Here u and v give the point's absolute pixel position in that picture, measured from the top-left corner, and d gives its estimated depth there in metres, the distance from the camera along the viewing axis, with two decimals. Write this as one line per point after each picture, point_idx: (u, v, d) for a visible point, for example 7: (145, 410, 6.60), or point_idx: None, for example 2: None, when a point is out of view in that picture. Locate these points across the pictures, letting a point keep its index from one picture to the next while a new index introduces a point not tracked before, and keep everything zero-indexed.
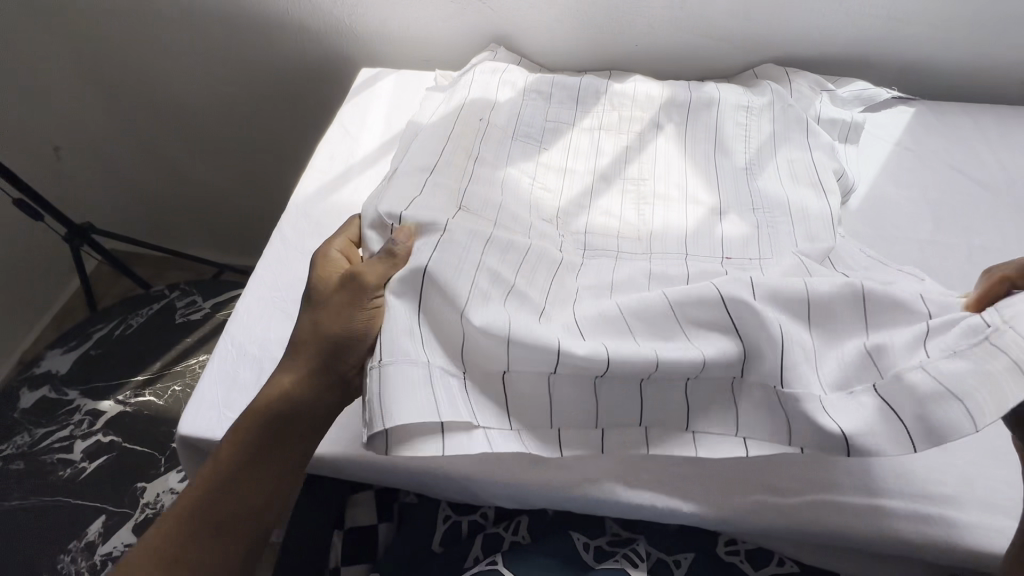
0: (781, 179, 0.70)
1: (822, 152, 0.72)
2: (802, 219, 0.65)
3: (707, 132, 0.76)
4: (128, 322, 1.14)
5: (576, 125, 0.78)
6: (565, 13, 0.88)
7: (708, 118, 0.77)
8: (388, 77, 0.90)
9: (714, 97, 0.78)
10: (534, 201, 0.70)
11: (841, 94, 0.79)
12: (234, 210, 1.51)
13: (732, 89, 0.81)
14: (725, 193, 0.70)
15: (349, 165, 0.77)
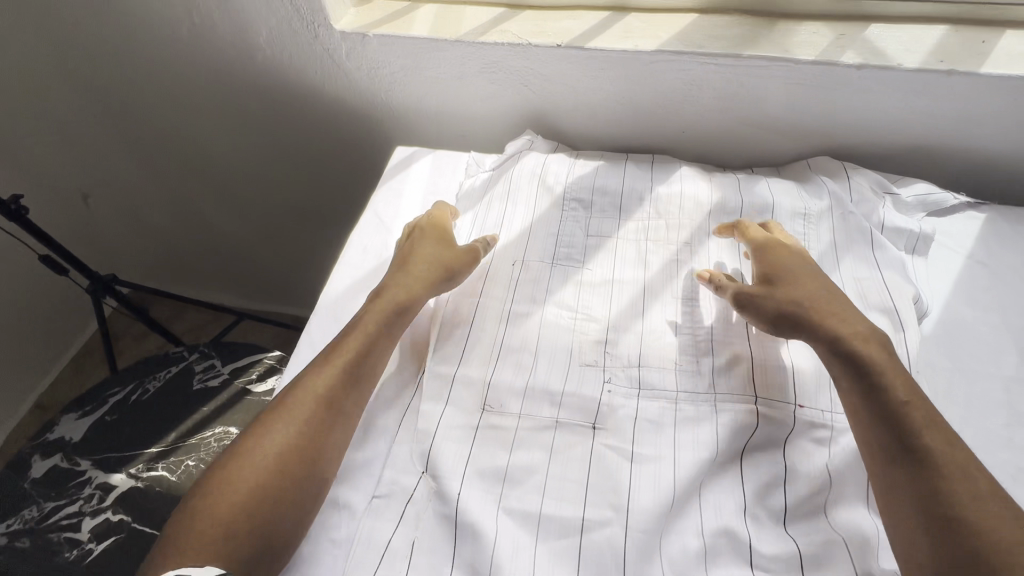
0: (844, 300, 0.65)
1: (890, 270, 0.67)
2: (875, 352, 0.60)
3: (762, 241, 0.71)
4: (145, 386, 1.11)
5: (618, 235, 0.74)
6: (610, 97, 0.84)
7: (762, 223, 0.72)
8: (423, 157, 0.88)
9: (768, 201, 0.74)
10: (581, 319, 0.66)
11: (905, 198, 0.74)
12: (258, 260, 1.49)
13: (786, 189, 0.77)
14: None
15: (381, 260, 0.74)
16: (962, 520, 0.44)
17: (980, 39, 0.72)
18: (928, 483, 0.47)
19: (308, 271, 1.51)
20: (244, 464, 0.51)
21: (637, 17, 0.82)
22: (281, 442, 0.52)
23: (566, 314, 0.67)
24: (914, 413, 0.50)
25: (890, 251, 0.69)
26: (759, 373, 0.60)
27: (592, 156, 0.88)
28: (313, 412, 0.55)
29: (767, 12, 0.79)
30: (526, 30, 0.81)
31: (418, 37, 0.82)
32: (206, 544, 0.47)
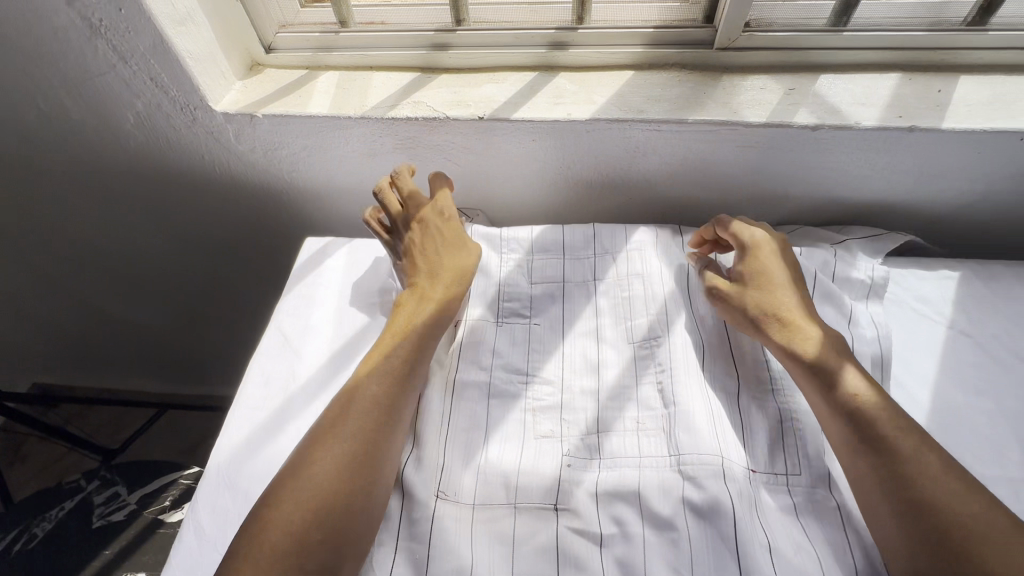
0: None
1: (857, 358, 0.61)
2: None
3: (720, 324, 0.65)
4: (32, 531, 0.93)
5: (566, 341, 0.66)
6: (546, 168, 0.75)
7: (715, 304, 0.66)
8: (339, 248, 0.76)
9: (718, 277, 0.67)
10: (533, 456, 0.57)
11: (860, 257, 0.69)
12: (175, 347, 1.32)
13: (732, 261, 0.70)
14: (749, 424, 0.58)
15: (288, 394, 0.62)
16: (902, 465, 0.50)
17: (935, 88, 0.66)
18: (873, 429, 0.52)
19: (236, 354, 1.35)
20: (328, 441, 0.53)
21: (568, 78, 0.73)
22: (356, 414, 0.55)
23: (513, 451, 0.58)
24: (841, 376, 0.55)
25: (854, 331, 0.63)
26: (743, 512, 0.51)
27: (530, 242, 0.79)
28: (380, 382, 0.57)
29: (708, 66, 0.72)
30: (443, 101, 0.71)
31: (317, 116, 0.71)
32: (298, 515, 0.49)
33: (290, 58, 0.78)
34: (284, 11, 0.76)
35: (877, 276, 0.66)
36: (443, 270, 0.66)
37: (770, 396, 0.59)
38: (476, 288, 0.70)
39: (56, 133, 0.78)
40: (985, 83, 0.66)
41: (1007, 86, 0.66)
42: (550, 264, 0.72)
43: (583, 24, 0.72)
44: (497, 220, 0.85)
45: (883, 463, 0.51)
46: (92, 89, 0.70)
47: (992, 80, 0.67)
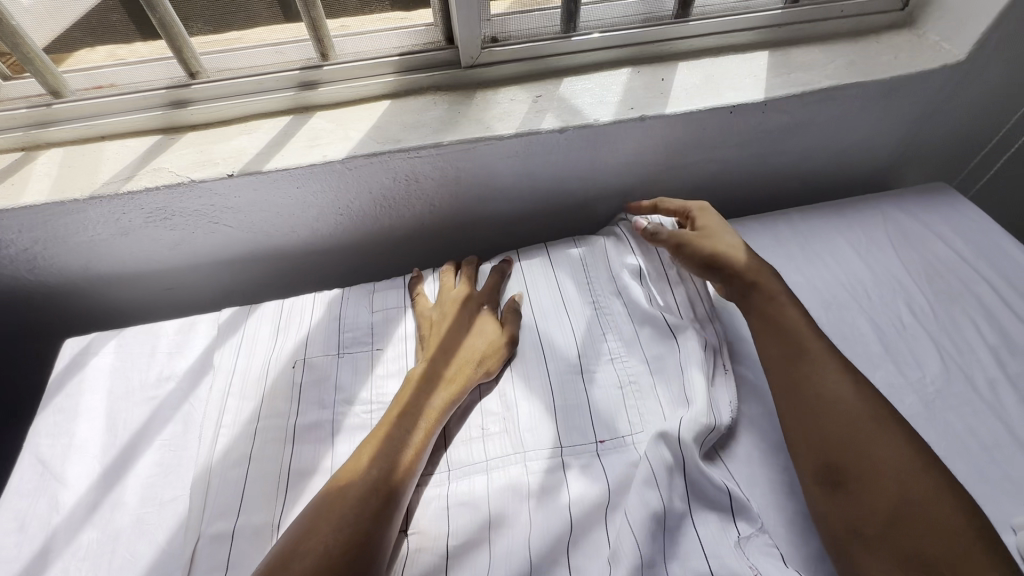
0: (614, 366, 0.63)
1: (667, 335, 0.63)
2: (660, 414, 0.57)
3: (554, 305, 0.69)
4: None
5: (379, 370, 0.64)
6: (325, 211, 0.72)
7: (549, 294, 0.70)
8: (105, 343, 0.67)
9: (548, 275, 0.73)
10: None
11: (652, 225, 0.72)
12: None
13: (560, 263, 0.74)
14: (594, 397, 0.60)
15: (50, 531, 0.53)
16: (814, 378, 0.53)
17: (659, 77, 0.73)
18: (796, 343, 0.56)
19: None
20: (330, 514, 0.48)
21: (324, 117, 0.70)
22: (353, 504, 0.49)
23: None
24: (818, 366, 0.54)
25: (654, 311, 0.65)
26: (548, 492, 0.53)
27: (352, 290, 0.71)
28: (389, 458, 0.52)
29: (463, 84, 0.73)
30: (187, 162, 0.65)
31: (35, 205, 0.62)
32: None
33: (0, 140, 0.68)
34: None
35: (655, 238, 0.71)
36: (443, 341, 0.64)
37: (604, 365, 0.63)
38: (281, 341, 0.66)
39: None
40: (698, 66, 0.74)
41: (716, 67, 0.74)
42: (357, 302, 0.70)
43: (328, 60, 0.70)
44: (297, 271, 0.81)
45: (799, 376, 0.54)
46: None
47: (704, 62, 0.75)
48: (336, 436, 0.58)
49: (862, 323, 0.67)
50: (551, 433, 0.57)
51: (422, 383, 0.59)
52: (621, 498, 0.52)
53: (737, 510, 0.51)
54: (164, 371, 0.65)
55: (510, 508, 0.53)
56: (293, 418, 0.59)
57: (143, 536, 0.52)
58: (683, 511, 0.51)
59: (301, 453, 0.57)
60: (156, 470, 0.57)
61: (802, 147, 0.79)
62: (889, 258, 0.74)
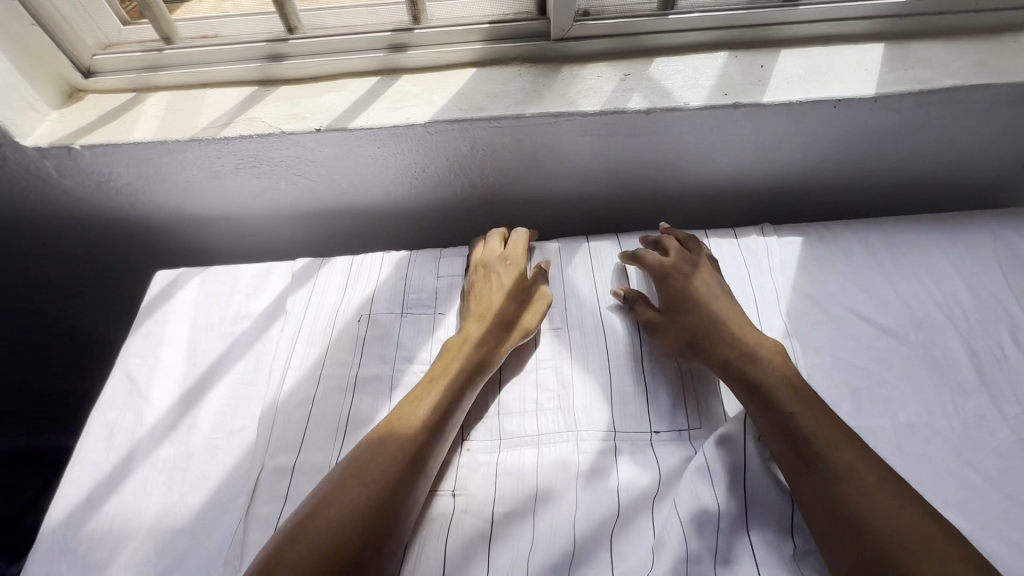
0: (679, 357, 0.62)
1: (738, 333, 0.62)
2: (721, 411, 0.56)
3: (621, 289, 0.68)
4: None
5: (440, 332, 0.65)
6: (402, 173, 0.73)
7: (619, 278, 0.69)
8: (191, 278, 0.71)
9: (617, 257, 0.71)
10: None
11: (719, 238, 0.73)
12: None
13: (629, 245, 0.72)
14: (654, 384, 0.59)
15: (134, 443, 0.58)
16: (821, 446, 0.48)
17: (758, 63, 0.69)
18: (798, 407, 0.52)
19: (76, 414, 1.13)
20: (362, 479, 0.48)
21: (410, 81, 0.71)
22: (386, 471, 0.48)
23: None
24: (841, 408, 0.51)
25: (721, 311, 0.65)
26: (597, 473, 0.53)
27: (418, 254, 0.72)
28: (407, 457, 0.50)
29: (549, 58, 0.72)
30: (279, 114, 0.68)
31: (143, 143, 0.66)
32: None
33: (116, 81, 0.72)
34: (101, 30, 0.70)
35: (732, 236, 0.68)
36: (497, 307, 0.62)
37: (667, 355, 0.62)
38: (349, 293, 0.68)
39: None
40: (803, 56, 0.70)
41: (822, 57, 0.69)
42: (424, 265, 0.71)
43: (421, 23, 0.70)
44: (367, 230, 0.83)
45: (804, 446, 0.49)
46: None
47: (810, 52, 0.70)
48: (394, 390, 0.60)
49: (956, 348, 0.62)
50: (605, 415, 0.57)
51: (499, 344, 0.59)
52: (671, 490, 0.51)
53: (795, 519, 0.49)
54: (242, 310, 0.68)
55: (558, 488, 0.52)
56: (357, 368, 0.61)
57: (213, 459, 0.56)
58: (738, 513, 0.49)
59: (361, 402, 0.59)
60: (229, 401, 0.61)
61: (908, 152, 0.73)
62: (993, 280, 0.67)
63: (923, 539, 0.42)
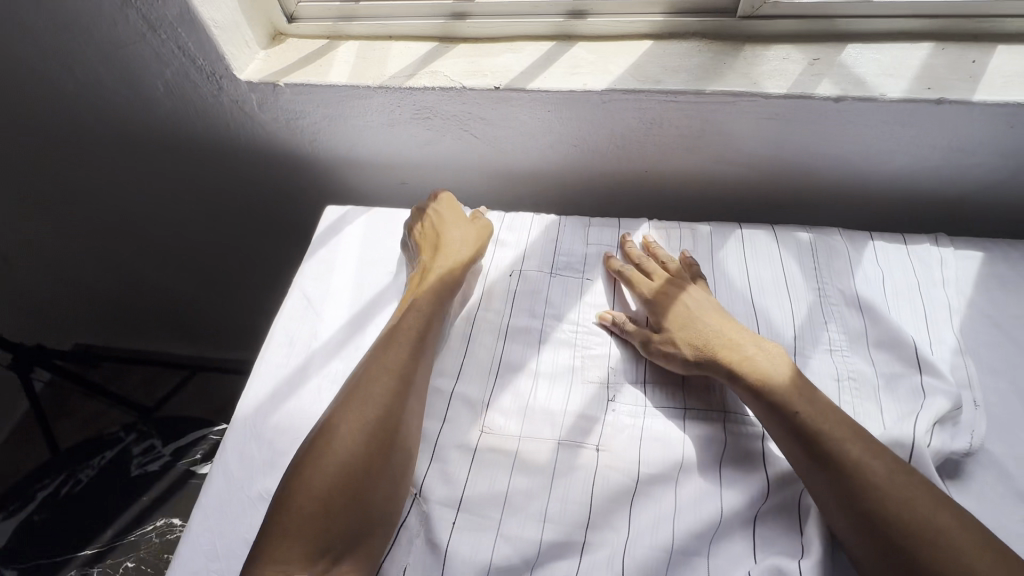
0: (836, 357, 0.60)
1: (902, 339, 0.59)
2: (880, 418, 0.55)
3: (774, 282, 0.67)
4: (77, 476, 1.00)
5: (588, 296, 0.67)
6: (562, 139, 0.75)
7: (772, 271, 0.68)
8: (358, 216, 0.77)
9: (770, 248, 0.69)
10: (547, 400, 0.58)
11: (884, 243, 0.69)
12: (200, 312, 1.41)
13: (784, 239, 0.70)
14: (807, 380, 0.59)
15: (310, 353, 0.64)
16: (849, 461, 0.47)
17: (969, 58, 0.64)
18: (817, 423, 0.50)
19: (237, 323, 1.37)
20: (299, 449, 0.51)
21: (586, 48, 0.72)
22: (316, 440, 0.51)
23: (525, 399, 0.58)
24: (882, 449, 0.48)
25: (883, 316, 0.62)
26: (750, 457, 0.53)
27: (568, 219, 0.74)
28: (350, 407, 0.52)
29: (731, 35, 0.70)
30: (460, 70, 0.71)
31: (338, 86, 0.72)
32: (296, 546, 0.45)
33: (314, 27, 0.79)
34: None
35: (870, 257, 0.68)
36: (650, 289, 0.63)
37: (823, 355, 0.61)
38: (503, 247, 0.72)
39: (85, 92, 0.81)
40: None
41: None
42: (570, 230, 0.73)
43: None
44: (510, 192, 0.86)
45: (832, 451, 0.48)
46: (127, 57, 0.73)
47: None
48: (544, 344, 0.63)
49: None
50: None
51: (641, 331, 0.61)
52: None
53: None
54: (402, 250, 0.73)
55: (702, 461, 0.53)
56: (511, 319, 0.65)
57: None
58: None
59: (512, 350, 0.62)
60: None
61: None
62: None
63: (935, 544, 0.42)
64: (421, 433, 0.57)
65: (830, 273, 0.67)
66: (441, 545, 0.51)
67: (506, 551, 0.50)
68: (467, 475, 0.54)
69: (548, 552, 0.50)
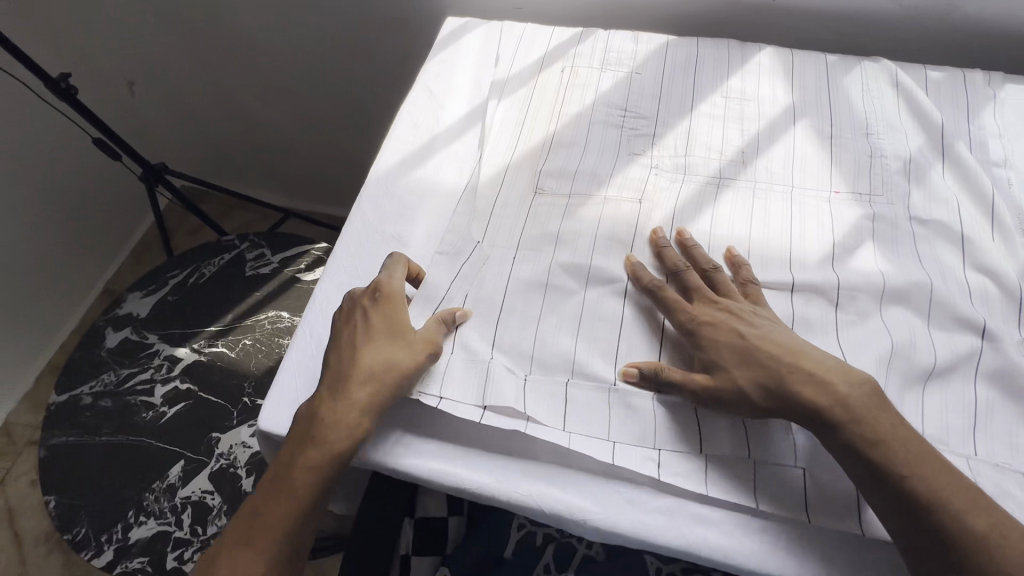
0: (946, 179, 0.60)
1: (1012, 173, 0.60)
2: (988, 231, 0.56)
3: (897, 111, 0.65)
4: (201, 270, 1.15)
5: (702, 108, 0.68)
6: None
7: (895, 100, 0.66)
8: (477, 26, 0.79)
9: (895, 78, 0.67)
10: (655, 187, 0.62)
11: (1019, 83, 0.66)
12: (291, 163, 1.45)
13: (913, 70, 0.68)
14: (916, 193, 0.59)
15: (433, 135, 0.69)
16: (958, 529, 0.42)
17: None
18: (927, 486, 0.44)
19: (328, 172, 1.43)
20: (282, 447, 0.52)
21: None
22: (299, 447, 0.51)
23: (633, 187, 0.63)
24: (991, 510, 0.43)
25: (998, 150, 0.62)
26: (848, 251, 0.56)
27: (687, 40, 0.74)
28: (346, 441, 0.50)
29: None
30: None
31: None
32: (251, 547, 0.51)
33: None
34: None
35: (996, 92, 0.65)
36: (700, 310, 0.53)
37: (939, 171, 0.60)
38: (619, 61, 0.72)
39: None
40: None
41: None
42: (681, 50, 0.72)
43: None
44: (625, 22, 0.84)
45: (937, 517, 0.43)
46: None
47: None
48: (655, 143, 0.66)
49: None
50: (860, 208, 0.59)
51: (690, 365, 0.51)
52: (913, 273, 0.54)
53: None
54: (518, 55, 0.75)
55: (797, 252, 0.57)
56: (625, 124, 0.67)
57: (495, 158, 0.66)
58: (983, 309, 0.52)
59: (623, 147, 0.66)
60: (510, 119, 0.69)
61: None
62: None
63: None
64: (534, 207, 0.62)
65: (955, 107, 0.65)
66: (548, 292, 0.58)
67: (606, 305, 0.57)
68: (577, 241, 0.60)
69: (645, 307, 0.56)
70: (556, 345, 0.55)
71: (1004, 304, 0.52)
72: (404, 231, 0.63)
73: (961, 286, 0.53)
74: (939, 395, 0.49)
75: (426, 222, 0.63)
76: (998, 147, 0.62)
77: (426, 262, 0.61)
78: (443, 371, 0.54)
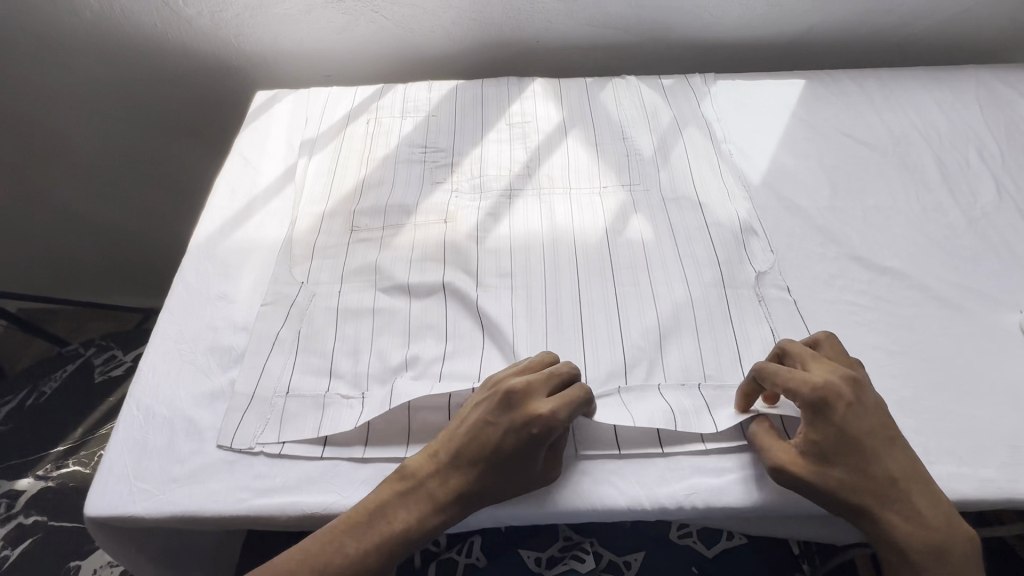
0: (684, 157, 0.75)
1: (729, 145, 0.77)
2: (718, 191, 0.71)
3: (642, 113, 0.80)
4: (41, 388, 1.05)
5: (491, 135, 0.79)
6: (460, 14, 0.85)
7: (639, 107, 0.81)
8: (286, 96, 0.86)
9: (636, 89, 0.83)
10: (459, 206, 0.71)
11: (724, 79, 0.85)
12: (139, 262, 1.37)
13: (649, 81, 0.85)
14: (663, 172, 0.73)
15: (251, 196, 0.73)
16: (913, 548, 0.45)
17: None
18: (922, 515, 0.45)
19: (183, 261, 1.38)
20: (410, 492, 0.48)
21: None
22: (411, 501, 0.48)
23: (439, 209, 0.71)
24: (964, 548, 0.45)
25: (717, 129, 0.78)
26: (619, 227, 0.68)
27: (472, 82, 0.86)
28: (410, 499, 0.48)
29: None
30: None
31: None
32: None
33: None
34: None
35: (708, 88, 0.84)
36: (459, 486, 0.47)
37: (678, 152, 0.75)
38: (417, 108, 0.82)
39: None
40: None
41: None
42: (469, 92, 0.84)
43: None
44: (425, 76, 0.96)
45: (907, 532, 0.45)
46: None
47: None
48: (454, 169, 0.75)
49: (927, 158, 0.74)
50: (623, 192, 0.71)
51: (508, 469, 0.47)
52: (668, 233, 0.67)
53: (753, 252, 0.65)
54: (326, 115, 0.82)
55: (579, 236, 0.67)
56: (429, 159, 0.76)
57: (313, 207, 0.71)
58: (723, 249, 0.65)
59: (427, 178, 0.74)
60: (324, 170, 0.75)
61: (897, 12, 0.86)
62: (962, 114, 0.80)
63: None
64: (353, 243, 0.68)
65: (684, 104, 0.81)
66: (375, 312, 0.62)
67: (429, 311, 0.62)
68: (396, 264, 0.65)
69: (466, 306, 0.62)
70: (388, 359, 0.59)
71: (738, 242, 0.66)
72: (229, 289, 0.65)
73: (705, 235, 0.66)
74: (705, 323, 0.60)
75: (251, 276, 0.66)
76: (718, 128, 0.78)
77: (255, 312, 0.63)
78: (279, 414, 0.55)
